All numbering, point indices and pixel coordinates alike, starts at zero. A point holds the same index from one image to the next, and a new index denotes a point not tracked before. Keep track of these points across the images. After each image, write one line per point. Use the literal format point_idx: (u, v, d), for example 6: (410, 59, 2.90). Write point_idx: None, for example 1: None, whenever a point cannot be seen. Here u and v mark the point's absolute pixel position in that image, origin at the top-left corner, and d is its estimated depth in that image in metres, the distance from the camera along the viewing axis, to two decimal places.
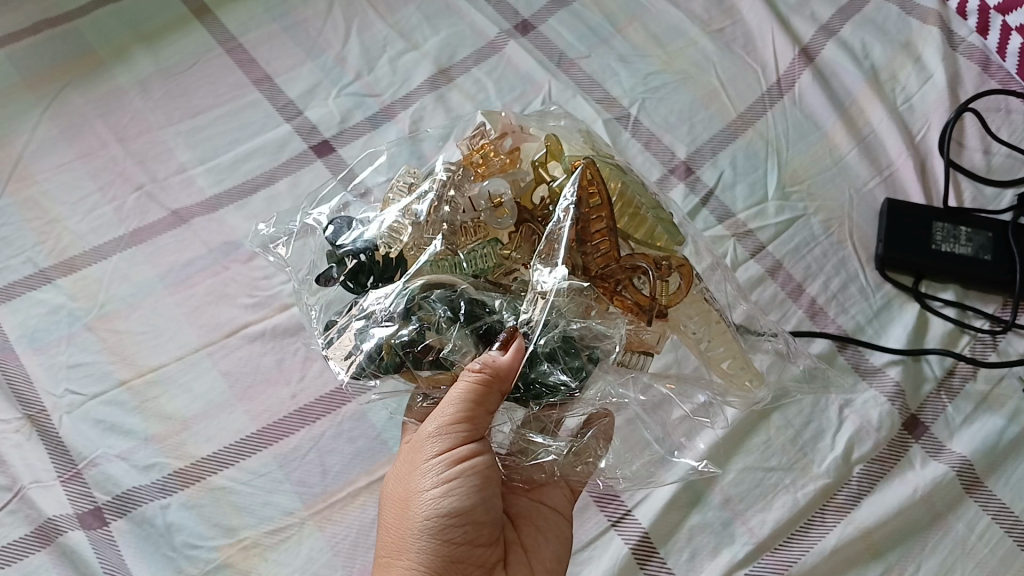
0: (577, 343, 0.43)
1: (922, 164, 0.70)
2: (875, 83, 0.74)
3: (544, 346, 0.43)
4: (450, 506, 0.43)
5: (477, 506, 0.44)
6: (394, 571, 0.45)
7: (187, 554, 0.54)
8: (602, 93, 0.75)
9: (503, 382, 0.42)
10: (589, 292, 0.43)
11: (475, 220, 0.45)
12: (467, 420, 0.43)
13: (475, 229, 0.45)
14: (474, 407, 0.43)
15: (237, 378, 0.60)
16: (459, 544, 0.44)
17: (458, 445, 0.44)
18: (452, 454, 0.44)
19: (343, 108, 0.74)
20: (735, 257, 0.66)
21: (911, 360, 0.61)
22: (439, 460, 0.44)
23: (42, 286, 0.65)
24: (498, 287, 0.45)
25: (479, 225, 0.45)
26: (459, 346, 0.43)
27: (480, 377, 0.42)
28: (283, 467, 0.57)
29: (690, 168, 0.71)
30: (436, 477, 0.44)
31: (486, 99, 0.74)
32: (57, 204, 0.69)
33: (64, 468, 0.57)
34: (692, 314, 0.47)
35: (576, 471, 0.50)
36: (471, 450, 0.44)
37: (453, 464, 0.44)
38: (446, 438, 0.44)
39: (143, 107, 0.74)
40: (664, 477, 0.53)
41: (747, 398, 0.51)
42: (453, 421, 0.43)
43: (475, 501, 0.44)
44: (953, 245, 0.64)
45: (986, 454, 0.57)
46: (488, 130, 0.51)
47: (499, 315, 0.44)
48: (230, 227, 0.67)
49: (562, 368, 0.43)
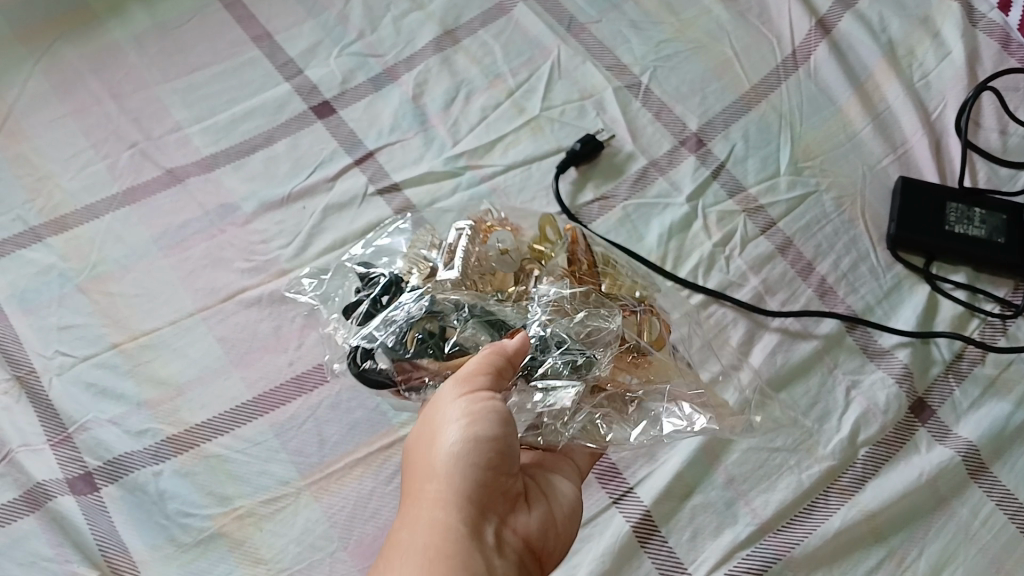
0: (579, 338, 0.45)
1: (938, 142, 0.68)
2: (892, 57, 0.72)
3: (550, 335, 0.45)
4: (472, 448, 0.40)
5: (499, 452, 0.40)
6: (413, 531, 0.39)
7: (179, 522, 0.53)
8: (612, 60, 0.72)
9: (516, 361, 0.43)
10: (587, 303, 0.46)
11: (487, 266, 0.49)
12: (488, 372, 0.41)
13: (489, 277, 0.48)
14: (493, 362, 0.42)
15: (233, 344, 0.59)
16: (485, 475, 0.40)
17: (477, 382, 0.41)
18: (472, 399, 0.41)
19: (345, 68, 0.71)
20: (745, 232, 0.64)
21: (920, 343, 0.60)
22: (459, 405, 0.41)
23: (32, 245, 0.63)
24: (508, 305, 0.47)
25: (491, 272, 0.49)
26: (471, 333, 0.45)
27: (494, 347, 0.42)
28: (279, 436, 0.56)
29: (701, 140, 0.68)
30: (456, 422, 0.41)
31: (493, 64, 0.72)
32: (49, 160, 0.66)
33: (54, 432, 0.56)
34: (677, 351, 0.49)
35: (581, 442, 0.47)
36: (490, 383, 0.41)
37: (474, 406, 0.41)
38: (467, 386, 0.41)
39: (138, 62, 0.71)
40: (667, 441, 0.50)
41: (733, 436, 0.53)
42: (474, 372, 0.41)
43: (496, 445, 0.40)
44: (967, 226, 0.63)
45: (993, 439, 0.56)
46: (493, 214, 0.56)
47: (507, 318, 0.46)
48: (228, 188, 0.66)
49: (561, 352, 0.44)
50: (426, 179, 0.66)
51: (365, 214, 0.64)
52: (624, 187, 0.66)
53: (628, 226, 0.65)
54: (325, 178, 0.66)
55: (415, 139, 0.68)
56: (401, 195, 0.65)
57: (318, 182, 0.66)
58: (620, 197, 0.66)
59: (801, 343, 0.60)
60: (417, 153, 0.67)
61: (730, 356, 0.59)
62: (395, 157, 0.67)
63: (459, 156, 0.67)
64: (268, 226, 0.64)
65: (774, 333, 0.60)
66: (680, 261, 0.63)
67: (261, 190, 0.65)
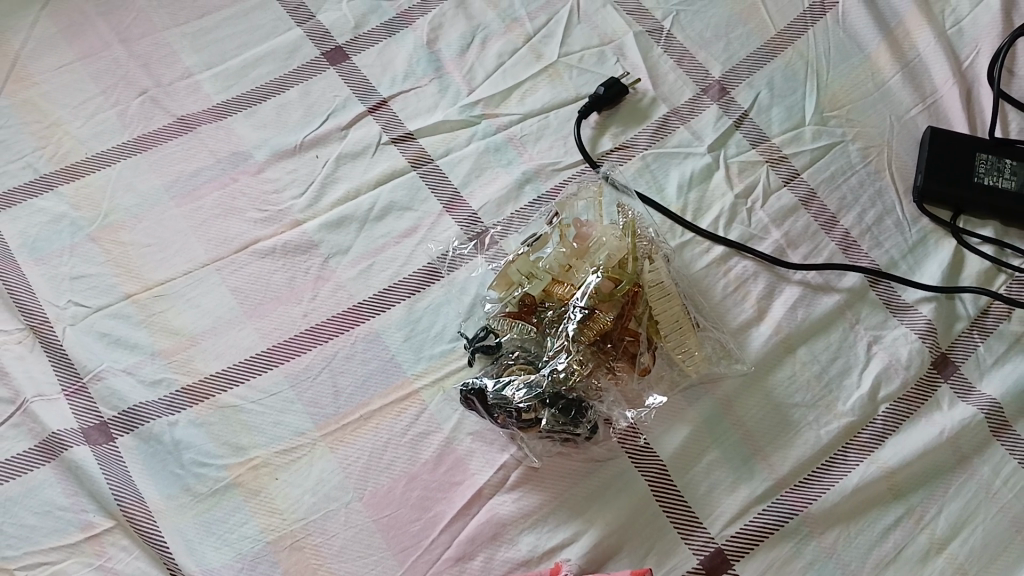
0: (558, 388, 0.50)
1: (969, 92, 0.66)
2: (924, 3, 0.69)
3: (551, 351, 0.51)
4: None
5: None
6: None
7: (195, 472, 0.53)
8: (634, 3, 0.70)
9: None
10: (598, 351, 0.51)
11: (552, 275, 0.54)
12: None
13: (555, 282, 0.53)
14: None
15: (247, 295, 0.58)
16: None
17: None
18: None
19: (359, 12, 0.69)
20: (767, 185, 0.62)
21: (944, 299, 0.58)
22: None
23: (43, 194, 0.62)
24: (534, 325, 0.53)
25: (554, 276, 0.54)
26: (514, 337, 0.53)
27: None
28: (295, 387, 0.55)
29: (725, 88, 0.66)
30: None
31: (510, 7, 0.70)
32: (57, 107, 0.65)
33: (68, 382, 0.56)
34: (688, 367, 0.54)
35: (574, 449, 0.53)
36: None
37: None
38: None
39: (147, 6, 0.69)
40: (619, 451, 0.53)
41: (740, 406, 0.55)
42: None
43: None
44: (997, 178, 0.61)
45: (1017, 397, 0.55)
46: (626, 211, 0.56)
47: (541, 320, 0.53)
48: (239, 136, 0.64)
49: (529, 397, 0.49)
50: (441, 128, 0.64)
51: (378, 164, 0.63)
52: (644, 136, 0.65)
53: (647, 177, 0.63)
54: (338, 126, 0.65)
55: (430, 87, 0.67)
56: (416, 145, 0.64)
57: (330, 131, 0.64)
58: (640, 146, 0.64)
59: (823, 297, 0.59)
60: (431, 101, 0.66)
61: (747, 312, 0.58)
62: (409, 105, 0.66)
63: (475, 105, 0.66)
64: (281, 175, 0.63)
65: (795, 287, 0.59)
66: (701, 212, 0.61)
67: (272, 138, 0.64)
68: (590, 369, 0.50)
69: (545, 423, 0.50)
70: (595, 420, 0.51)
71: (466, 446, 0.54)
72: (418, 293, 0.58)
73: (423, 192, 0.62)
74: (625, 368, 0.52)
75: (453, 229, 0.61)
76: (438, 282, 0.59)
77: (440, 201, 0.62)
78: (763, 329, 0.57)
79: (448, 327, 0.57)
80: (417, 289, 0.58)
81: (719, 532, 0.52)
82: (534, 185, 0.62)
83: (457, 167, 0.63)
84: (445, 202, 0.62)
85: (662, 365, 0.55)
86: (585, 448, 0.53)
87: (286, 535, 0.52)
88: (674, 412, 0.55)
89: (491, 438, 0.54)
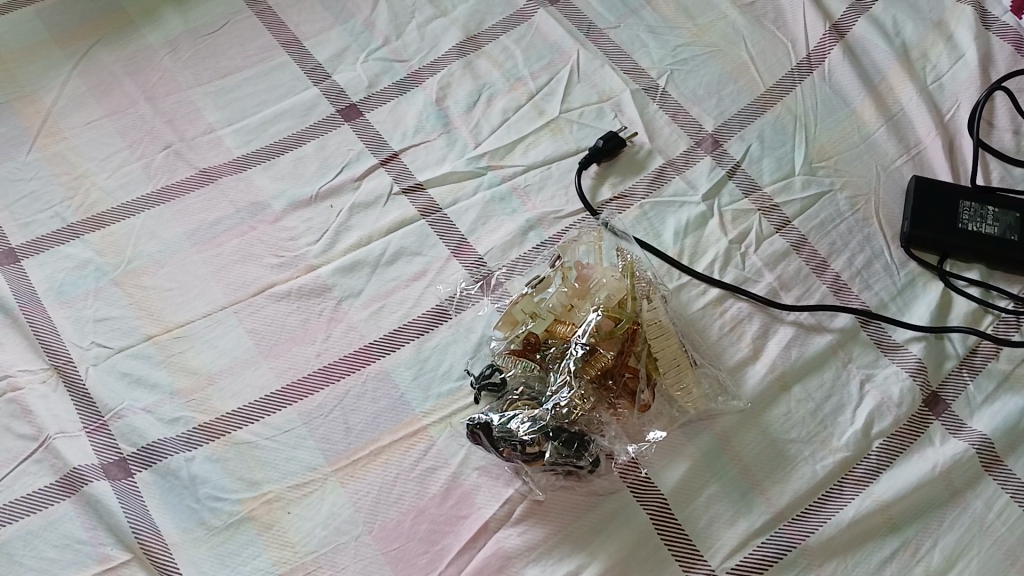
0: (563, 424, 0.52)
1: (951, 144, 0.70)
2: (906, 60, 0.74)
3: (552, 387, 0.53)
4: None
5: None
6: None
7: (210, 506, 0.55)
8: (631, 64, 0.74)
9: None
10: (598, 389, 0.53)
11: (553, 314, 0.56)
12: None
13: (557, 321, 0.56)
14: None
15: (263, 336, 0.61)
16: None
17: None
18: None
19: (372, 72, 0.74)
20: (759, 232, 0.65)
21: (934, 339, 0.61)
22: None
23: (70, 241, 0.65)
24: (535, 360, 0.55)
25: (558, 317, 0.56)
26: (517, 373, 0.55)
27: None
28: (307, 424, 0.58)
29: (718, 141, 0.70)
30: None
31: (515, 68, 0.74)
32: (85, 159, 0.69)
33: (90, 419, 0.58)
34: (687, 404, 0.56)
35: (575, 484, 0.55)
36: None
37: None
38: None
39: (173, 66, 0.74)
40: (620, 484, 0.55)
41: (737, 440, 0.57)
42: None
43: None
44: (980, 224, 0.64)
45: (1007, 433, 0.57)
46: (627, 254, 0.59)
47: (543, 358, 0.55)
48: (257, 187, 0.68)
49: (532, 429, 0.52)
50: (448, 179, 0.68)
51: (390, 213, 0.66)
52: (642, 186, 0.68)
53: (644, 224, 0.66)
54: (351, 177, 0.68)
55: (438, 140, 0.70)
56: (425, 194, 0.67)
57: (344, 181, 0.68)
58: (638, 196, 0.68)
59: (815, 337, 0.61)
60: (440, 154, 0.70)
61: (742, 352, 0.60)
62: (419, 157, 0.69)
63: (481, 157, 0.69)
64: (297, 223, 0.66)
65: (789, 328, 0.61)
66: (696, 257, 0.64)
67: (290, 188, 0.68)
68: (592, 403, 0.53)
69: (548, 456, 0.51)
70: (597, 453, 0.53)
71: (472, 481, 0.56)
72: (427, 334, 0.61)
73: (431, 238, 0.65)
74: (626, 406, 0.54)
75: (460, 273, 0.64)
76: (446, 323, 0.61)
77: (449, 247, 0.65)
78: (759, 367, 0.60)
79: (455, 366, 0.59)
80: (425, 329, 0.61)
81: (720, 564, 0.53)
82: (538, 231, 0.65)
83: (463, 215, 0.66)
84: (453, 248, 0.65)
85: (661, 402, 0.57)
86: (587, 482, 0.55)
87: (296, 567, 0.53)
88: (673, 447, 0.57)
89: (497, 473, 0.56)
